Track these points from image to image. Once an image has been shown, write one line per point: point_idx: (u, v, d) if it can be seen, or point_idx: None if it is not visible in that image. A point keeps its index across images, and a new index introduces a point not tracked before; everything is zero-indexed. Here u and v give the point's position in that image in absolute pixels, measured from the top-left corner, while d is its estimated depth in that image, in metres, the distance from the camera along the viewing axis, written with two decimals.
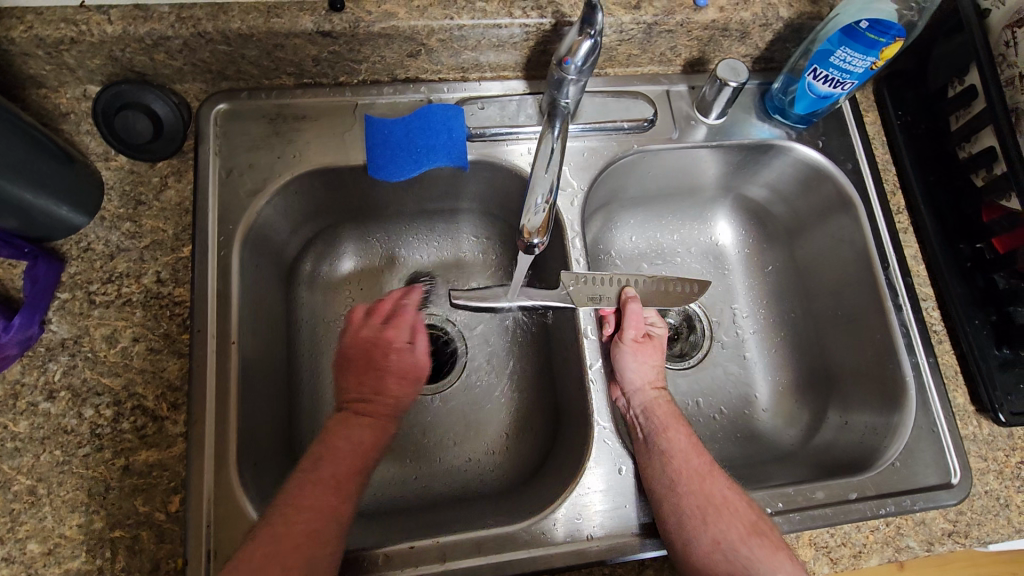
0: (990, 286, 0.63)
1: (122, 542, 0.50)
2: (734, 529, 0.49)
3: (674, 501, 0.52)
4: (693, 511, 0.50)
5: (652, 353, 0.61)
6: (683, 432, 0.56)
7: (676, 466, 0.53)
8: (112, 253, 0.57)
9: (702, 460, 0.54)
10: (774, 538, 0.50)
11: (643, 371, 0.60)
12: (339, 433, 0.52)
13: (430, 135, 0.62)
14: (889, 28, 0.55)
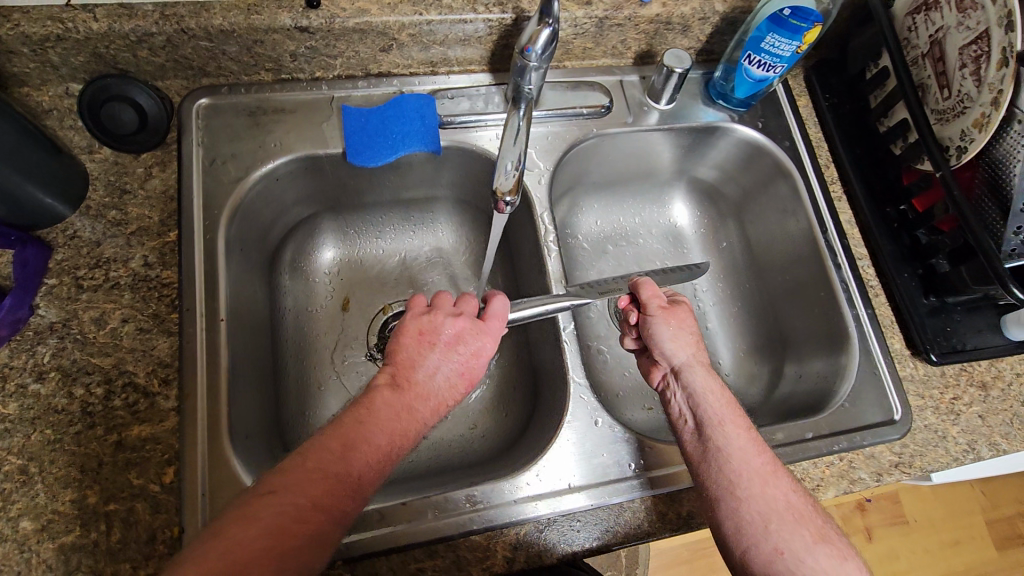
0: (916, 242, 0.70)
1: (117, 515, 0.51)
2: (805, 540, 0.47)
3: (735, 504, 0.49)
4: (754, 517, 0.48)
5: (688, 324, 0.60)
6: (742, 423, 0.53)
7: (737, 463, 0.50)
8: (98, 240, 0.59)
9: (766, 462, 0.51)
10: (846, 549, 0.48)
11: (682, 345, 0.59)
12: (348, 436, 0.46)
13: (403, 122, 0.67)
14: (808, 15, 0.62)
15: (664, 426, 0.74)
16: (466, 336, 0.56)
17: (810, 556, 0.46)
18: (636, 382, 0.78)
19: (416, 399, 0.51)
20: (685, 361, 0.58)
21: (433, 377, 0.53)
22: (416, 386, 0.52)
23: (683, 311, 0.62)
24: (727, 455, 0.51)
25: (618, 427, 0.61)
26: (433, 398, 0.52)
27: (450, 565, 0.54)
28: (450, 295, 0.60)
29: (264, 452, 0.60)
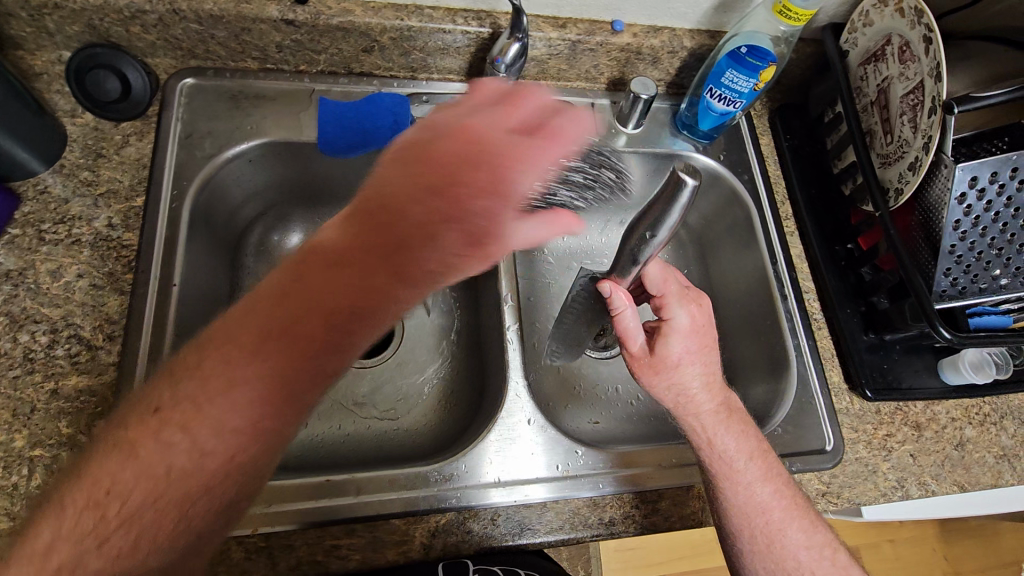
0: (861, 280, 0.73)
1: (42, 461, 0.51)
2: (802, 539, 0.58)
3: (752, 532, 0.58)
4: (757, 542, 0.58)
5: (673, 369, 0.59)
6: (748, 445, 0.59)
7: (753, 499, 0.57)
8: (67, 197, 0.61)
9: (766, 477, 0.58)
10: (837, 544, 0.60)
11: (664, 397, 0.60)
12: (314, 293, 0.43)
13: (377, 118, 0.70)
14: (765, 55, 0.66)
15: (606, 438, 0.74)
16: (515, 176, 0.45)
17: (805, 560, 0.57)
18: (584, 394, 0.79)
19: (474, 224, 0.44)
20: (673, 410, 0.60)
21: (486, 203, 0.44)
22: (469, 214, 0.44)
23: (670, 356, 0.59)
24: (751, 493, 0.57)
25: (551, 428, 0.63)
26: (476, 231, 0.45)
27: (365, 544, 0.54)
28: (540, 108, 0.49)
29: None
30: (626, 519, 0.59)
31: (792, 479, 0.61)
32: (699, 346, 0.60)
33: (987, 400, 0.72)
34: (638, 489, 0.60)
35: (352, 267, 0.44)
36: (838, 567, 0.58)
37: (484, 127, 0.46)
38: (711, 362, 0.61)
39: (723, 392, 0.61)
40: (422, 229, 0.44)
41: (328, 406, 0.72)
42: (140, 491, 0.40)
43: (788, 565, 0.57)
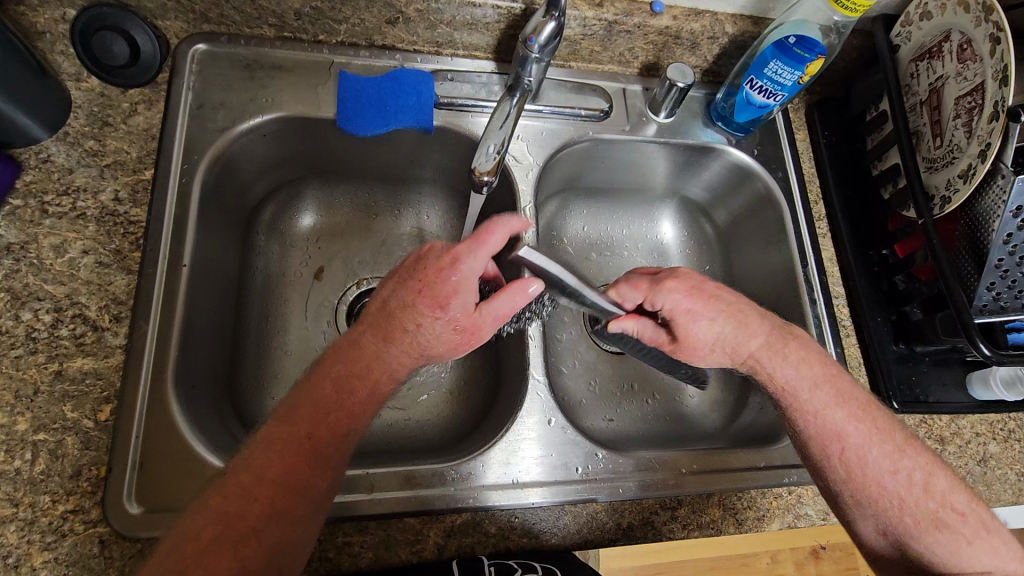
0: (893, 288, 0.70)
1: (45, 446, 0.49)
2: (889, 467, 0.57)
3: (843, 473, 0.57)
4: (850, 485, 0.57)
5: (698, 333, 0.60)
6: (803, 372, 0.59)
7: (833, 437, 0.57)
8: (71, 167, 0.58)
9: (845, 407, 0.58)
10: (937, 474, 0.57)
11: (716, 358, 0.61)
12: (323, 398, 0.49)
13: (400, 96, 0.66)
14: (813, 46, 0.62)
15: (620, 438, 0.73)
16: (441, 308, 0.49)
17: (895, 485, 0.56)
18: (601, 389, 0.78)
19: (467, 341, 0.52)
20: (733, 362, 0.61)
21: (482, 317, 0.51)
22: (469, 328, 0.51)
23: (684, 328, 0.60)
24: (822, 426, 0.57)
25: (571, 430, 0.61)
26: (477, 335, 0.52)
27: (378, 542, 0.53)
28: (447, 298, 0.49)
29: (210, 406, 0.59)
30: (643, 525, 0.58)
31: (879, 410, 0.60)
32: (700, 305, 0.59)
33: (1012, 416, 0.71)
34: (656, 495, 0.59)
35: (338, 391, 0.50)
36: (938, 498, 0.56)
37: (475, 271, 0.49)
38: (725, 307, 0.60)
39: (757, 320, 0.60)
40: (387, 342, 0.51)
41: None
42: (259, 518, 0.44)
43: (878, 494, 0.56)
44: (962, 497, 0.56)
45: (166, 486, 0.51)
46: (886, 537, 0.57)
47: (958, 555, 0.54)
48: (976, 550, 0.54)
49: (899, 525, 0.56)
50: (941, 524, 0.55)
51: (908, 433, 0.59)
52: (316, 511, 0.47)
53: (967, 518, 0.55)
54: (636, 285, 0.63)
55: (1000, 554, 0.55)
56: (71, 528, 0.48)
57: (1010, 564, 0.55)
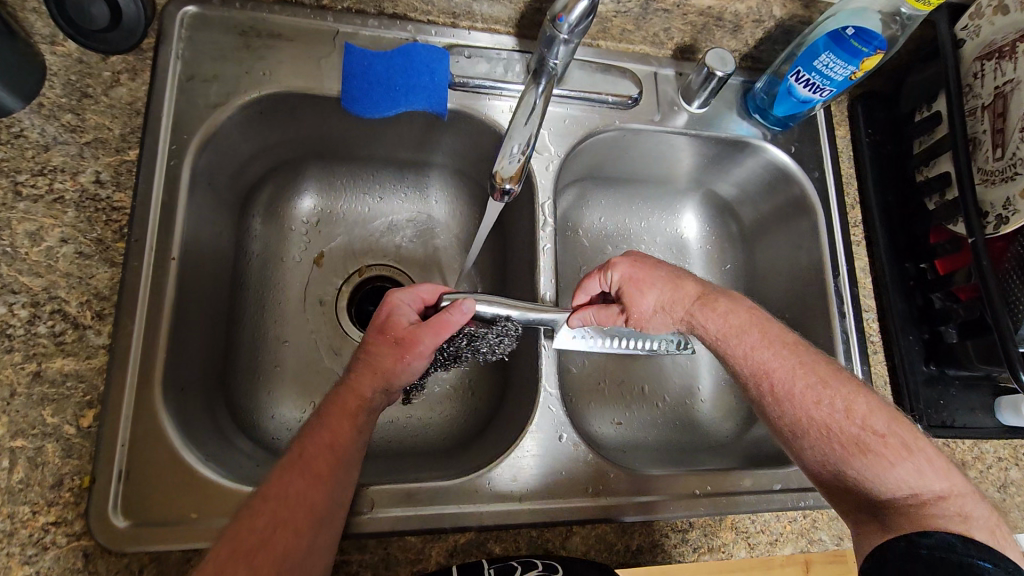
0: (928, 305, 0.66)
1: (24, 453, 0.46)
2: (811, 396, 0.54)
3: (778, 410, 0.55)
4: (794, 429, 0.55)
5: (642, 302, 0.61)
6: (730, 320, 0.58)
7: (781, 389, 0.55)
8: (47, 144, 0.52)
9: (766, 339, 0.57)
10: (857, 398, 0.54)
11: (661, 323, 0.62)
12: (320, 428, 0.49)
13: (411, 74, 0.60)
14: (872, 40, 0.56)
15: (627, 445, 0.70)
16: (390, 321, 0.55)
17: (820, 416, 0.54)
18: (610, 390, 0.74)
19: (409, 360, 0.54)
20: (677, 325, 0.62)
21: (423, 326, 0.54)
22: (410, 343, 0.54)
23: (632, 300, 0.61)
24: (780, 382, 0.55)
25: (584, 447, 0.58)
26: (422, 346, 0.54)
27: (377, 561, 0.50)
28: (394, 314, 0.56)
29: (200, 407, 0.55)
30: (653, 547, 0.56)
31: (799, 343, 0.58)
32: (643, 275, 0.61)
33: None
34: (668, 517, 0.57)
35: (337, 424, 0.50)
36: (858, 422, 0.53)
37: (408, 299, 0.58)
38: (663, 274, 0.62)
39: (693, 283, 0.61)
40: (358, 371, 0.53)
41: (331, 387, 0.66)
42: (275, 544, 0.43)
43: (807, 426, 0.54)
44: (883, 419, 0.53)
45: (154, 498, 0.48)
46: (825, 468, 0.54)
47: (883, 476, 0.51)
48: (901, 471, 0.51)
49: (826, 454, 0.53)
50: (863, 447, 0.52)
51: (834, 364, 0.57)
52: (328, 526, 0.46)
53: (888, 439, 0.52)
54: (591, 277, 0.63)
55: (926, 474, 0.50)
56: (52, 540, 0.45)
57: (937, 485, 0.50)
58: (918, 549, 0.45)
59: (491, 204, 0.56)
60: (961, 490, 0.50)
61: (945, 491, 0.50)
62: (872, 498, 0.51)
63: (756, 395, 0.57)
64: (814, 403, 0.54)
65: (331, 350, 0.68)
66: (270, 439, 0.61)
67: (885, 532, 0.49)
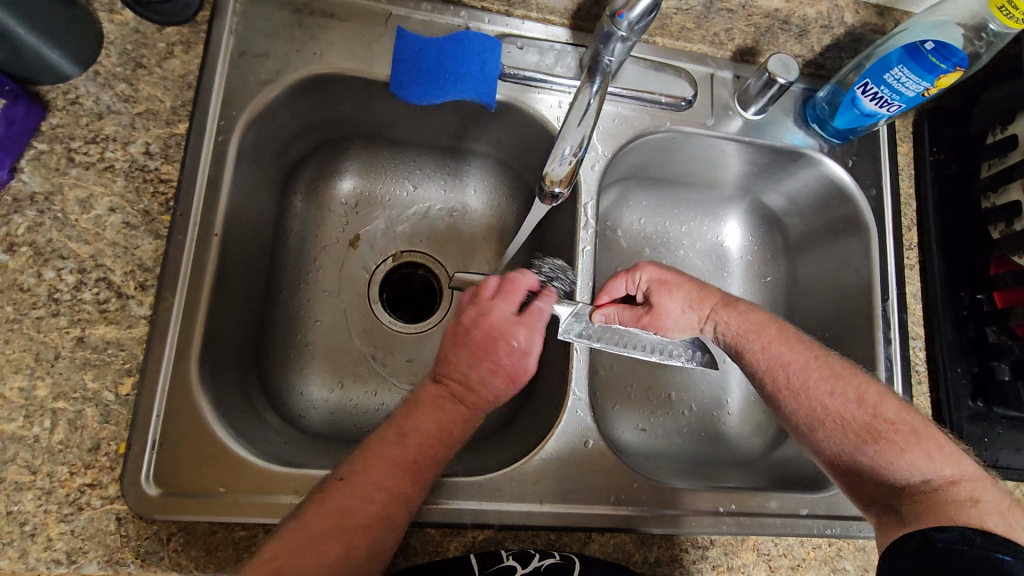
0: (981, 337, 0.63)
1: (64, 415, 0.47)
2: (825, 388, 0.53)
3: (792, 396, 0.54)
4: (804, 419, 0.53)
5: (670, 302, 0.60)
6: (749, 318, 0.57)
7: (793, 380, 0.54)
8: (101, 112, 0.53)
9: (783, 334, 0.56)
10: (869, 387, 0.53)
11: (687, 324, 0.60)
12: (417, 414, 0.49)
13: (461, 63, 0.59)
14: (952, 55, 0.53)
15: (649, 452, 0.69)
16: (513, 337, 0.53)
17: (834, 405, 0.52)
18: (636, 395, 0.72)
19: (503, 353, 0.53)
20: (702, 326, 0.60)
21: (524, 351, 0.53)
22: (493, 335, 0.53)
23: (660, 298, 0.60)
24: (785, 373, 0.54)
25: (610, 456, 0.57)
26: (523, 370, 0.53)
27: (396, 551, 0.51)
28: (518, 339, 0.53)
29: (232, 382, 0.56)
30: (672, 562, 0.55)
31: (809, 337, 0.57)
32: (671, 276, 0.60)
33: None
34: (691, 532, 0.55)
35: (444, 433, 0.48)
36: (870, 410, 0.51)
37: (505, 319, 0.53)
38: (688, 277, 0.61)
39: (717, 288, 0.61)
40: (445, 403, 0.50)
41: (352, 362, 0.66)
42: (366, 513, 0.43)
43: (821, 416, 0.53)
44: (894, 407, 0.52)
45: (188, 470, 0.49)
46: (837, 458, 0.52)
47: (893, 463, 0.50)
48: (913, 458, 0.49)
49: (841, 444, 0.52)
50: (875, 435, 0.51)
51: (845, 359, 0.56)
52: (404, 514, 0.45)
53: (898, 427, 0.51)
54: (617, 278, 0.61)
55: (936, 460, 0.49)
56: (87, 501, 0.46)
57: (948, 471, 0.48)
58: (934, 543, 0.42)
59: (536, 205, 0.55)
60: (972, 475, 0.49)
61: (956, 476, 0.48)
62: (888, 490, 0.50)
63: (772, 394, 0.55)
64: (826, 391, 0.53)
65: (361, 333, 0.68)
66: (298, 416, 0.62)
67: (900, 524, 0.47)
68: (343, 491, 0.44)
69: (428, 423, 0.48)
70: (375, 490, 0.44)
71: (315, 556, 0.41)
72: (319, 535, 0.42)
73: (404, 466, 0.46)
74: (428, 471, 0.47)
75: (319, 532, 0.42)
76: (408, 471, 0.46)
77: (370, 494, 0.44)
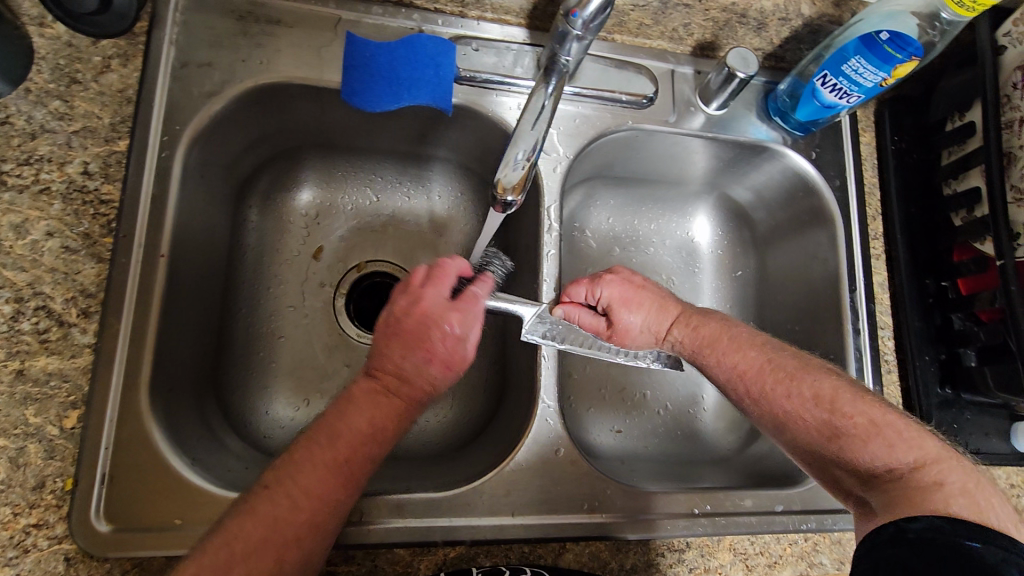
0: (946, 325, 0.63)
1: (5, 453, 0.45)
2: (782, 391, 0.54)
3: (756, 400, 0.55)
4: (768, 424, 0.54)
5: (632, 320, 0.59)
6: (706, 333, 0.58)
7: (751, 386, 0.55)
8: (34, 131, 0.50)
9: (735, 343, 0.57)
10: (823, 382, 0.53)
11: (645, 341, 0.61)
12: (349, 410, 0.46)
13: (415, 67, 0.58)
14: (907, 45, 0.53)
15: (625, 454, 0.68)
16: (448, 325, 0.51)
17: (792, 407, 0.53)
18: (611, 397, 0.71)
19: (436, 339, 0.50)
20: (660, 343, 0.61)
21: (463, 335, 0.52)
22: (425, 323, 0.51)
23: (621, 316, 0.59)
24: (744, 376, 0.55)
25: (582, 463, 0.56)
26: (458, 356, 0.51)
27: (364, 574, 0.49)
28: (450, 322, 0.51)
29: (188, 407, 0.54)
30: (648, 567, 0.54)
31: (764, 339, 0.58)
32: (633, 293, 0.60)
33: None
34: (666, 537, 0.55)
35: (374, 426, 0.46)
36: (827, 406, 0.51)
37: (436, 303, 0.52)
38: (652, 294, 0.60)
39: (676, 302, 0.61)
40: (372, 397, 0.48)
41: (316, 378, 0.64)
42: (294, 519, 0.41)
43: (783, 420, 0.53)
44: (850, 400, 0.51)
45: (140, 502, 0.47)
46: (810, 459, 0.53)
47: (857, 457, 0.49)
48: (875, 448, 0.49)
49: (809, 445, 0.52)
50: (836, 432, 0.50)
51: (802, 355, 0.57)
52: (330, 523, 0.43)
53: (857, 420, 0.50)
54: (580, 286, 0.60)
55: (897, 447, 0.48)
56: (33, 543, 0.44)
57: (910, 457, 0.47)
58: (905, 533, 0.41)
59: (493, 213, 0.53)
60: (937, 457, 0.47)
61: (920, 461, 0.47)
62: (860, 482, 0.49)
63: (737, 402, 0.56)
64: (783, 392, 0.53)
65: (326, 348, 0.66)
66: (262, 438, 0.60)
67: (871, 517, 0.47)
68: (269, 499, 0.42)
69: (361, 422, 0.46)
70: (299, 497, 0.42)
71: (255, 561, 0.39)
72: (254, 542, 0.40)
73: (333, 468, 0.44)
74: (361, 473, 0.45)
75: (245, 548, 0.40)
76: (337, 471, 0.44)
77: (297, 500, 0.42)
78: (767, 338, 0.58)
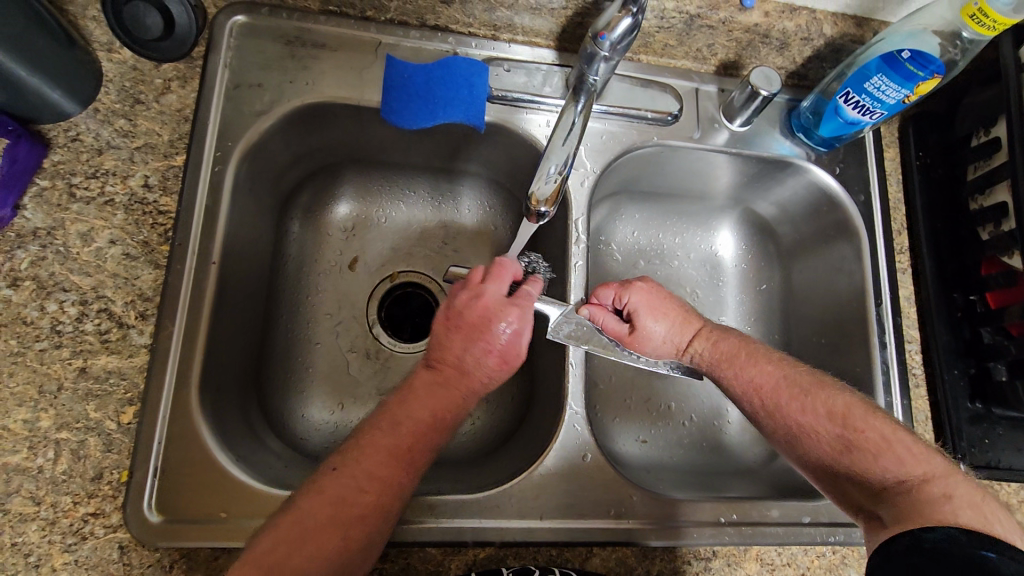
0: (976, 338, 0.63)
1: (67, 445, 0.48)
2: (798, 406, 0.54)
3: (770, 414, 0.55)
4: (783, 439, 0.55)
5: (655, 328, 0.60)
6: (728, 346, 0.59)
7: (767, 400, 0.55)
8: (101, 147, 0.54)
9: (753, 358, 0.58)
10: (838, 399, 0.54)
11: (665, 351, 0.61)
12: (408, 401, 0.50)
13: (451, 88, 0.61)
14: (929, 63, 0.54)
15: (650, 465, 0.68)
16: (506, 327, 0.52)
17: (807, 422, 0.53)
18: (636, 408, 0.72)
19: (494, 333, 0.52)
20: (680, 356, 0.61)
21: (521, 335, 0.53)
22: (486, 317, 0.53)
23: (645, 323, 0.60)
24: (759, 390, 0.56)
25: (609, 469, 0.57)
26: (515, 355, 0.53)
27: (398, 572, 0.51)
28: (512, 322, 0.53)
29: (232, 407, 0.57)
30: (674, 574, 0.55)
31: (781, 356, 0.59)
32: (659, 302, 0.61)
33: None
34: (693, 545, 0.55)
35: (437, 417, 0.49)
36: (841, 422, 0.52)
37: (494, 297, 0.54)
38: (678, 305, 0.61)
39: (700, 318, 0.62)
40: (434, 387, 0.51)
41: (351, 383, 0.67)
42: (356, 503, 0.44)
43: (797, 434, 0.54)
44: (862, 415, 0.52)
45: (189, 496, 0.50)
46: (822, 473, 0.53)
47: (869, 470, 0.50)
48: (886, 462, 0.49)
49: (823, 459, 0.52)
50: (849, 446, 0.51)
51: (817, 373, 0.57)
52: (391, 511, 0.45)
53: (868, 435, 0.51)
54: (609, 288, 0.61)
55: (908, 462, 0.49)
56: (91, 531, 0.47)
57: (920, 471, 0.48)
58: (921, 544, 0.42)
59: (525, 224, 0.56)
60: (944, 471, 0.48)
61: (928, 474, 0.48)
62: (871, 496, 0.50)
63: (755, 418, 0.57)
64: (798, 408, 0.54)
65: (360, 355, 0.68)
66: (299, 439, 0.63)
67: (882, 529, 0.47)
68: (335, 482, 0.45)
69: (417, 415, 0.49)
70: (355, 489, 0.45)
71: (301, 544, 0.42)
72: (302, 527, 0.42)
73: (395, 456, 0.47)
74: (421, 459, 0.48)
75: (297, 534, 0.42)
76: (400, 459, 0.47)
77: (360, 485, 0.45)
78: (782, 355, 0.59)
